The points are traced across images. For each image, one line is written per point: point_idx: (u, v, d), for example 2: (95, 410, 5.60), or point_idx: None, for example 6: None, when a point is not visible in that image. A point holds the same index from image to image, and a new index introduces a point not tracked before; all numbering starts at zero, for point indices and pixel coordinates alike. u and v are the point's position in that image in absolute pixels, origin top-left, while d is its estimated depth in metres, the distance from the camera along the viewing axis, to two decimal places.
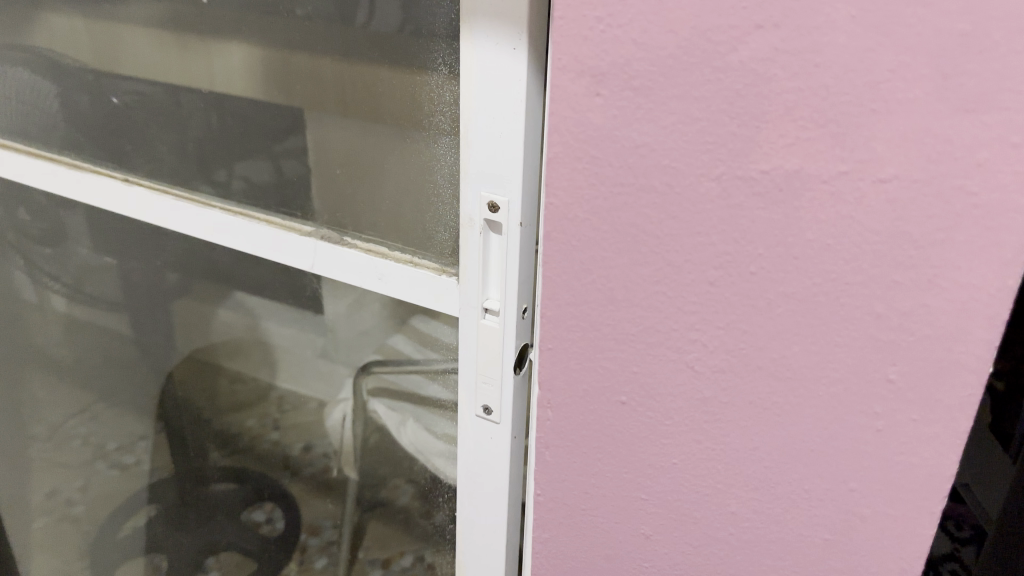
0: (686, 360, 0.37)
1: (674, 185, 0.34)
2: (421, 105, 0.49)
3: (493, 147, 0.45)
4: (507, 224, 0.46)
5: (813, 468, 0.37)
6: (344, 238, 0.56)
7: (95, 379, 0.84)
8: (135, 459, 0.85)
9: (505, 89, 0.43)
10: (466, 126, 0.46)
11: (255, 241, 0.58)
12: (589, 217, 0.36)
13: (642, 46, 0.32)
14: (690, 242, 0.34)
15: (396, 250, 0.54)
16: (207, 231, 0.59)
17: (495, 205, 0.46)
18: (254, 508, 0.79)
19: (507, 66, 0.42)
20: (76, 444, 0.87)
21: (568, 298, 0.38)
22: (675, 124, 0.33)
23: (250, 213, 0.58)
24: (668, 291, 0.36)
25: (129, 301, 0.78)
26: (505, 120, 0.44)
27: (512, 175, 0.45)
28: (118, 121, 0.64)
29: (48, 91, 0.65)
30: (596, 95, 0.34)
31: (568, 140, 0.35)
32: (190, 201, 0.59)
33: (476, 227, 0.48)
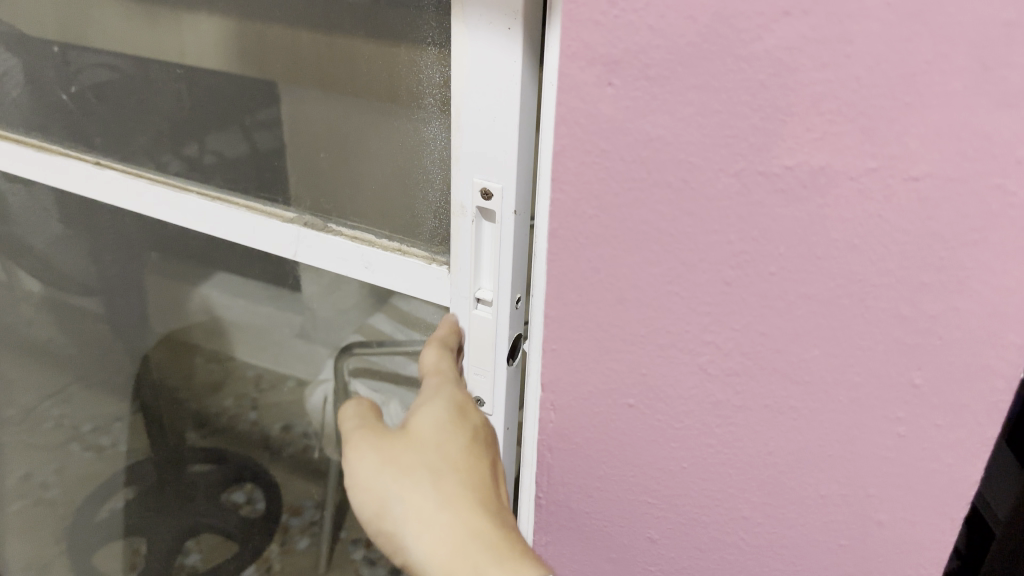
0: (699, 362, 0.35)
1: (689, 181, 0.32)
2: (409, 85, 0.46)
3: (488, 133, 0.43)
4: (500, 212, 0.44)
5: (830, 473, 0.35)
6: (328, 226, 0.53)
7: (70, 362, 0.81)
8: (111, 440, 0.84)
9: (497, 72, 0.41)
10: (457, 110, 0.43)
11: (234, 228, 0.55)
12: (597, 213, 0.34)
13: (659, 32, 0.30)
14: (706, 241, 0.33)
15: (385, 238, 0.51)
16: (184, 217, 0.57)
17: (489, 192, 0.44)
18: (234, 490, 0.80)
19: (501, 47, 0.40)
20: (51, 426, 0.85)
21: (573, 297, 0.36)
22: (692, 116, 0.31)
23: (230, 198, 0.55)
24: (681, 291, 0.34)
25: (103, 285, 0.74)
26: (499, 104, 0.41)
27: (507, 162, 0.43)
28: (85, 103, 0.60)
29: (12, 65, 0.61)
30: (608, 85, 0.31)
31: (577, 132, 0.33)
32: (164, 183, 0.57)
33: (468, 215, 0.45)
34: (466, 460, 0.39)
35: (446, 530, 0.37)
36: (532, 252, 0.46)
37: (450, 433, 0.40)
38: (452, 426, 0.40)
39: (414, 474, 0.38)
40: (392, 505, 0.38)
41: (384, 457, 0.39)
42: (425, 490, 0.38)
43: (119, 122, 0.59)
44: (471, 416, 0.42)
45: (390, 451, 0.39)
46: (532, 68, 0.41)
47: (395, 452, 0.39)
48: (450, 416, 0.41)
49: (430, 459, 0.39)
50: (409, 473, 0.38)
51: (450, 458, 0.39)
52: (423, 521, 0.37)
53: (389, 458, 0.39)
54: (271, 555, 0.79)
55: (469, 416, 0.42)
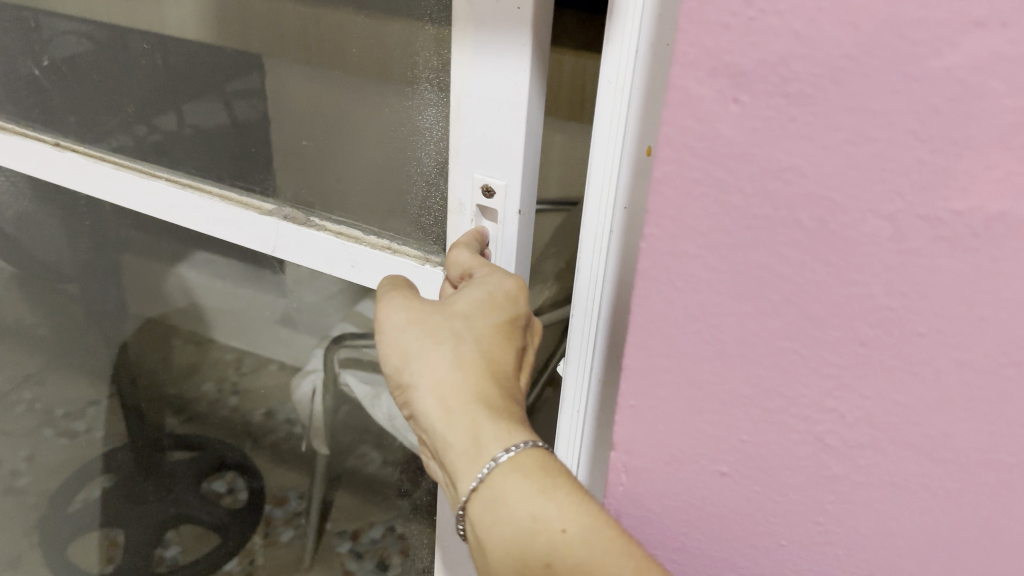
0: (814, 432, 0.30)
1: (827, 221, 0.26)
2: (403, 67, 0.39)
3: (490, 124, 0.37)
4: (504, 211, 0.39)
5: (961, 560, 0.30)
6: (311, 219, 0.46)
7: (44, 347, 0.81)
8: (85, 426, 0.83)
9: (504, 59, 0.35)
10: (455, 97, 0.37)
11: (195, 215, 0.49)
12: (702, 253, 0.28)
13: (807, 41, 0.24)
14: (841, 292, 0.27)
15: (372, 235, 0.45)
16: (149, 204, 0.51)
17: (490, 190, 0.39)
18: (215, 478, 0.79)
19: (511, 31, 0.34)
20: (19, 410, 0.84)
21: (661, 348, 0.30)
22: (839, 144, 0.25)
23: (203, 185, 0.49)
24: (801, 349, 0.28)
25: (79, 275, 0.72)
26: (507, 92, 0.35)
27: (513, 155, 0.37)
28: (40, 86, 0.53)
29: None
30: (732, 101, 0.26)
31: (684, 157, 0.27)
32: (131, 168, 0.51)
33: (467, 214, 0.40)
34: (497, 336, 0.34)
35: (453, 391, 0.32)
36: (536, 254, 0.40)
37: (486, 306, 0.34)
38: (490, 301, 0.34)
39: (436, 333, 0.33)
40: (408, 359, 0.33)
41: (409, 311, 0.34)
42: (444, 350, 0.33)
43: (84, 100, 0.52)
44: (520, 302, 0.35)
45: (419, 310, 0.34)
46: (543, 53, 0.34)
47: (424, 313, 0.34)
48: (495, 291, 0.35)
49: (457, 322, 0.33)
50: (433, 333, 0.33)
51: (480, 323, 0.34)
52: (435, 378, 0.33)
53: (415, 315, 0.34)
54: (254, 546, 0.78)
55: (517, 297, 0.35)
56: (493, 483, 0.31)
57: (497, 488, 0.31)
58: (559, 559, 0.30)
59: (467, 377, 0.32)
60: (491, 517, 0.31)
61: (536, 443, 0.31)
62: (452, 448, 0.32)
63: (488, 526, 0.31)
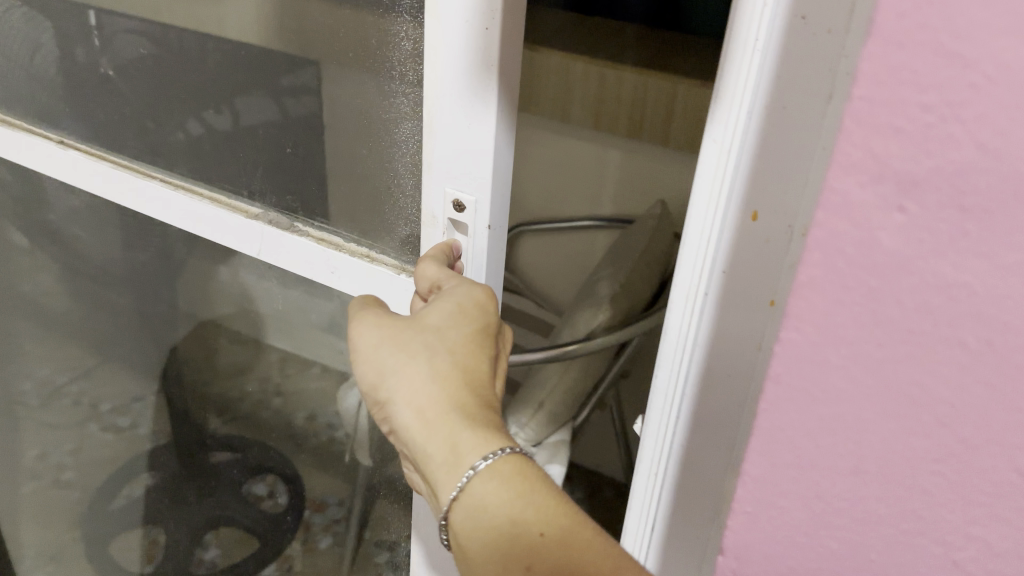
0: (952, 557, 0.30)
1: (994, 344, 0.26)
2: (381, 79, 0.49)
3: (463, 152, 0.47)
4: (474, 224, 0.49)
5: None
6: (293, 224, 0.58)
7: (97, 336, 1.04)
8: (130, 423, 1.14)
9: (474, 91, 0.45)
10: (430, 118, 0.47)
11: (197, 216, 0.61)
12: (845, 363, 0.28)
13: (990, 152, 0.24)
14: (1000, 420, 0.27)
15: (351, 242, 0.56)
16: (143, 198, 0.63)
17: (461, 204, 0.49)
18: (259, 482, 1.04)
19: (484, 77, 0.44)
20: (66, 404, 1.15)
21: (791, 460, 0.30)
22: (1015, 265, 0.24)
23: (188, 185, 0.62)
24: (951, 474, 0.28)
25: (135, 275, 0.89)
26: (477, 116, 0.45)
27: (484, 175, 0.47)
28: (99, 87, 0.65)
29: (46, 34, 0.66)
30: (898, 209, 0.25)
31: (837, 263, 0.26)
32: (129, 170, 0.64)
33: (440, 225, 0.50)
34: (467, 344, 0.42)
35: (430, 397, 0.40)
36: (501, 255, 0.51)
37: (456, 319, 0.43)
38: (459, 313, 0.43)
39: (411, 349, 0.42)
40: (390, 370, 0.42)
41: (385, 332, 0.43)
42: (420, 363, 0.41)
43: (119, 111, 0.65)
44: (486, 309, 0.44)
45: (393, 329, 0.43)
46: (507, 84, 0.44)
47: (396, 331, 0.43)
48: (466, 304, 0.44)
49: (430, 335, 0.42)
50: (409, 349, 0.42)
51: (452, 335, 0.42)
52: (414, 387, 0.41)
53: (391, 334, 0.43)
54: (292, 553, 1.04)
55: (484, 305, 0.44)
56: (473, 488, 0.38)
57: (476, 493, 0.38)
58: (537, 562, 0.37)
59: (445, 385, 0.41)
60: (474, 520, 0.38)
61: (511, 448, 0.39)
62: (433, 446, 0.40)
63: (472, 529, 0.39)
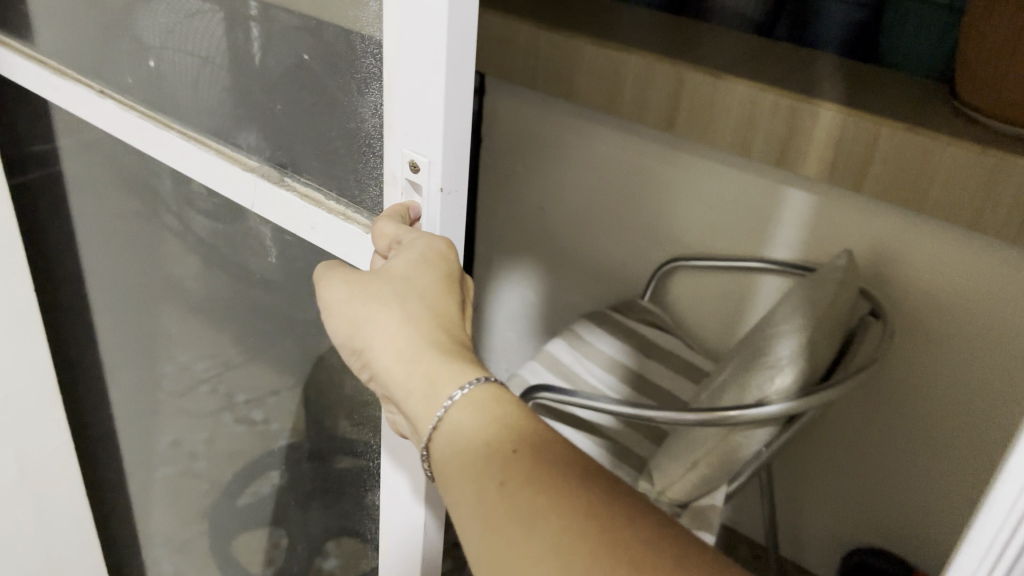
0: None
1: None
2: (358, 43, 0.59)
3: (414, 117, 0.56)
4: (427, 184, 0.58)
5: None
6: (283, 179, 0.69)
7: (248, 327, 1.14)
8: (261, 416, 1.27)
9: (428, 53, 0.53)
10: (391, 79, 0.57)
11: (212, 172, 0.74)
12: None
13: None
14: None
15: (331, 201, 0.67)
16: (161, 144, 0.78)
17: (417, 164, 0.57)
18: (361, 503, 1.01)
19: (433, 56, 0.53)
20: (214, 396, 1.32)
21: None
22: None
23: (194, 136, 0.75)
24: None
25: (288, 281, 0.93)
26: (430, 75, 0.53)
27: (433, 142, 0.56)
28: (245, 71, 0.72)
29: (220, 35, 0.74)
30: None
31: None
32: (154, 121, 0.78)
33: (400, 184, 0.60)
34: (434, 287, 0.55)
35: (402, 333, 0.54)
36: (453, 218, 0.60)
37: (422, 266, 0.55)
38: (423, 260, 0.55)
39: (384, 297, 0.55)
40: (370, 315, 0.55)
41: (355, 285, 0.57)
42: (393, 308, 0.55)
43: (183, 80, 0.77)
44: (446, 256, 0.57)
45: (362, 283, 0.57)
46: (454, 49, 0.52)
47: (365, 284, 0.57)
48: (428, 252, 0.56)
49: (397, 281, 0.55)
50: (383, 298, 0.55)
51: (415, 282, 0.55)
52: (388, 327, 0.55)
53: (362, 285, 0.56)
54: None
55: (446, 253, 0.57)
56: (452, 413, 0.51)
57: (455, 416, 0.51)
58: (508, 479, 0.48)
59: (414, 326, 0.54)
60: (453, 441, 0.51)
61: (484, 379, 0.52)
62: (413, 373, 0.53)
63: (455, 449, 0.51)
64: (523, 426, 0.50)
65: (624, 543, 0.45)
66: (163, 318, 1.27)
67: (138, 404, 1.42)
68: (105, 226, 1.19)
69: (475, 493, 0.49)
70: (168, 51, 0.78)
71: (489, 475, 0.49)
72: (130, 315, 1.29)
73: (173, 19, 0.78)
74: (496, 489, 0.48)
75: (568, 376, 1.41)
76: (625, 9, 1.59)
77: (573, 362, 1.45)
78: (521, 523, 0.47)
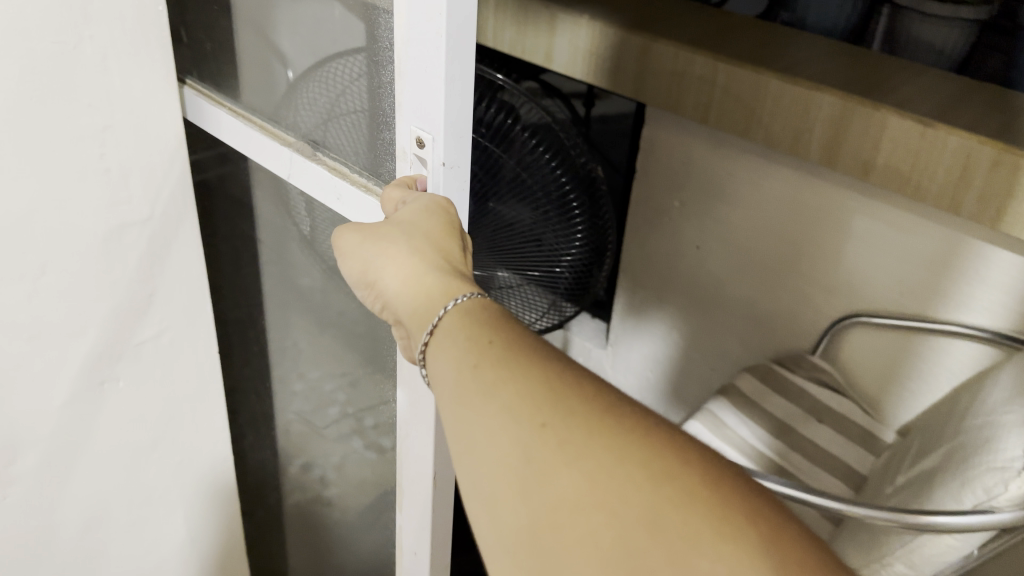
0: None
1: None
2: (368, 26, 0.63)
3: (419, 96, 0.58)
4: (431, 158, 0.60)
5: None
6: (316, 152, 0.74)
7: (364, 390, 1.05)
8: (370, 482, 1.17)
9: (428, 35, 0.55)
10: (399, 60, 0.59)
11: (260, 146, 0.81)
12: None
13: None
14: None
15: (356, 174, 0.70)
16: (225, 125, 0.84)
17: (422, 139, 0.60)
18: None
19: (434, 36, 0.55)
20: (338, 444, 1.25)
21: None
22: None
23: (250, 119, 0.82)
24: None
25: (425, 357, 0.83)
26: (433, 57, 0.55)
27: (437, 119, 0.58)
28: (382, 114, 0.65)
29: (365, 77, 0.66)
30: None
31: None
32: (221, 106, 0.84)
33: (408, 158, 0.62)
34: (441, 232, 0.57)
35: (410, 267, 0.58)
36: (457, 193, 0.62)
37: (425, 213, 0.58)
38: (426, 209, 0.58)
39: (393, 237, 0.58)
40: (380, 252, 0.59)
41: (368, 231, 0.61)
42: (400, 245, 0.58)
43: (296, 97, 0.77)
44: (450, 209, 0.59)
45: (372, 231, 0.61)
46: (452, 32, 0.54)
47: (376, 230, 0.60)
48: (432, 204, 0.59)
49: (400, 225, 0.58)
50: (390, 238, 0.59)
51: (422, 225, 0.57)
52: (393, 263, 0.59)
53: (374, 230, 0.61)
54: None
55: (449, 207, 0.59)
56: (449, 317, 0.54)
57: (451, 319, 0.54)
58: (482, 363, 0.51)
59: (417, 258, 0.57)
60: (442, 340, 0.54)
61: (475, 295, 0.55)
62: (419, 306, 0.57)
63: (441, 344, 0.54)
64: (510, 332, 0.53)
65: (566, 398, 0.48)
66: (304, 352, 1.23)
67: (282, 428, 1.40)
68: (263, 254, 1.17)
69: (449, 368, 0.53)
70: (333, 121, 0.72)
71: (468, 357, 0.52)
72: (279, 341, 1.27)
73: (333, 88, 0.71)
74: (471, 372, 0.51)
75: (719, 437, 1.31)
76: (803, 36, 1.44)
77: (738, 424, 1.34)
78: (496, 398, 0.49)
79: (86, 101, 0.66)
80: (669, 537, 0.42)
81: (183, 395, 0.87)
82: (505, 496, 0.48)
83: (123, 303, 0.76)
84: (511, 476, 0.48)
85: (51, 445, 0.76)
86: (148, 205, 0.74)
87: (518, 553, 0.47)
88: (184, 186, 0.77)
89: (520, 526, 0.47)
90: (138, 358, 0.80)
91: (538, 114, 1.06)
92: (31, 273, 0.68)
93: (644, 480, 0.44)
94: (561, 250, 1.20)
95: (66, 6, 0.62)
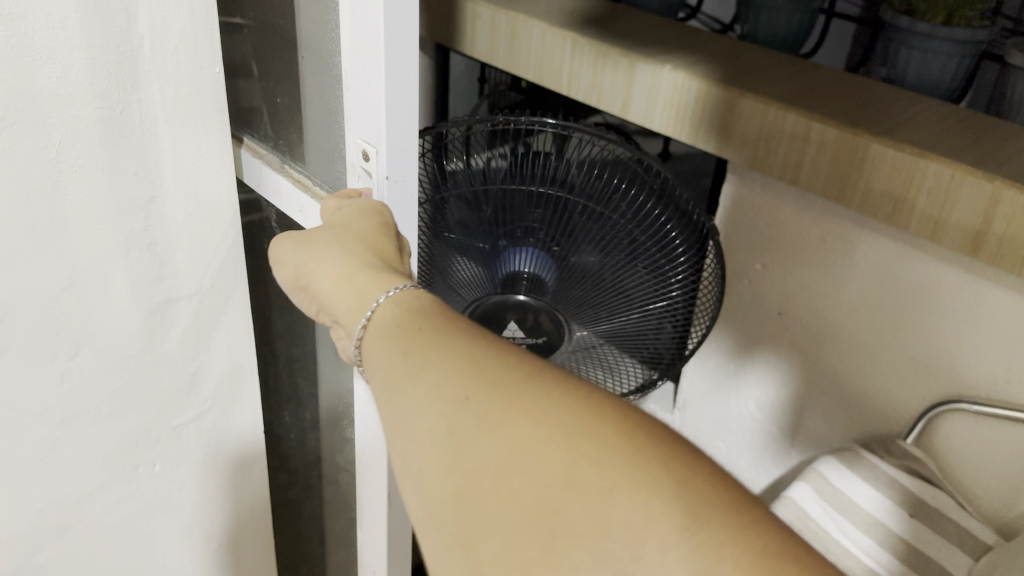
0: None
1: None
2: (329, 55, 0.71)
3: (365, 115, 0.66)
4: (376, 172, 0.67)
5: None
6: (285, 164, 0.82)
7: None
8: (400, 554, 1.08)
9: (370, 61, 0.62)
10: (348, 82, 0.67)
11: (249, 164, 0.87)
12: None
13: None
14: None
15: (318, 187, 0.79)
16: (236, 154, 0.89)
17: (368, 154, 0.67)
18: None
19: (372, 63, 0.62)
20: None
21: None
22: None
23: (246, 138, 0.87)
24: None
25: None
26: (374, 82, 0.63)
27: (380, 136, 0.65)
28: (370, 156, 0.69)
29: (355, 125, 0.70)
30: None
31: None
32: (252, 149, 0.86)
33: (357, 169, 0.70)
34: (374, 234, 0.63)
35: (342, 266, 0.61)
36: (402, 202, 0.70)
37: (360, 218, 0.65)
38: (360, 213, 0.65)
39: (329, 239, 0.63)
40: (316, 252, 0.63)
41: (307, 236, 0.66)
42: (335, 246, 0.62)
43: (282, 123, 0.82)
44: (383, 213, 0.66)
45: (308, 235, 0.66)
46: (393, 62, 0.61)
47: (312, 235, 0.65)
48: (366, 208, 0.66)
49: (337, 229, 0.64)
50: (326, 240, 0.64)
51: (355, 228, 0.64)
52: (326, 262, 0.62)
53: (313, 233, 0.66)
54: None
55: (382, 212, 0.66)
56: (382, 308, 0.57)
57: (385, 308, 0.57)
58: (413, 347, 0.53)
59: (350, 256, 0.61)
60: (372, 331, 0.57)
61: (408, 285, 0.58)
62: (345, 304, 0.60)
63: (373, 335, 0.56)
64: (436, 316, 0.55)
65: (489, 370, 0.50)
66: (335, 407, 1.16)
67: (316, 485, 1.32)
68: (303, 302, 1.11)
69: (382, 358, 0.55)
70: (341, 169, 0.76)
71: (401, 341, 0.54)
72: (312, 394, 1.20)
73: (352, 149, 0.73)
74: (400, 356, 0.53)
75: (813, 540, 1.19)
76: (892, 92, 1.27)
77: (823, 518, 1.24)
78: (432, 377, 0.51)
79: (132, 170, 0.64)
80: (586, 490, 0.44)
81: (221, 472, 0.85)
82: (439, 474, 0.49)
83: (162, 381, 0.75)
84: (441, 453, 0.50)
85: (80, 519, 0.75)
86: (196, 281, 0.73)
87: (447, 524, 0.49)
88: (234, 261, 0.75)
89: (448, 498, 0.49)
90: (178, 439, 0.79)
91: (598, 146, 0.93)
92: (64, 353, 0.67)
93: (561, 438, 0.46)
94: (656, 301, 1.03)
95: (114, 72, 0.60)
